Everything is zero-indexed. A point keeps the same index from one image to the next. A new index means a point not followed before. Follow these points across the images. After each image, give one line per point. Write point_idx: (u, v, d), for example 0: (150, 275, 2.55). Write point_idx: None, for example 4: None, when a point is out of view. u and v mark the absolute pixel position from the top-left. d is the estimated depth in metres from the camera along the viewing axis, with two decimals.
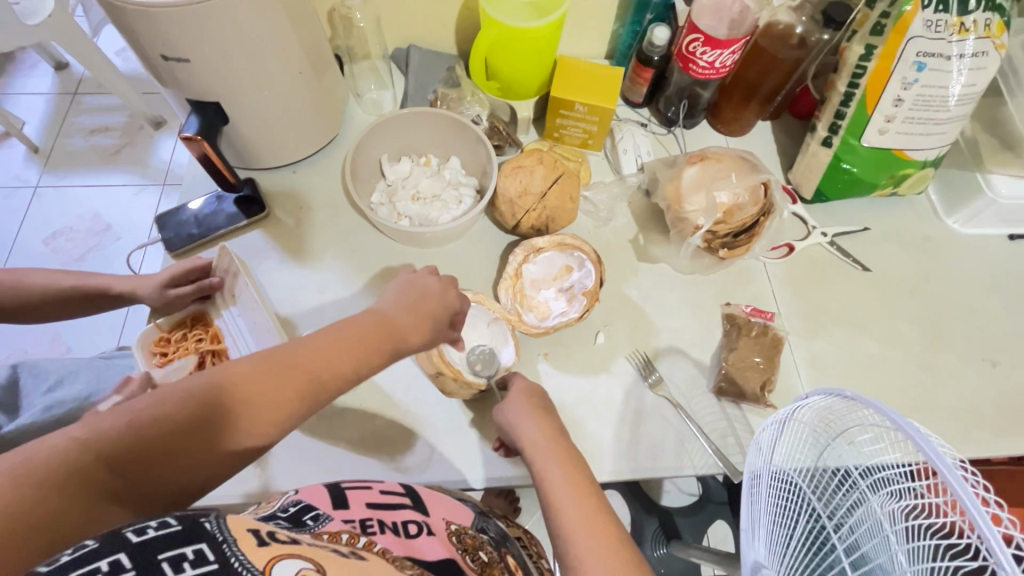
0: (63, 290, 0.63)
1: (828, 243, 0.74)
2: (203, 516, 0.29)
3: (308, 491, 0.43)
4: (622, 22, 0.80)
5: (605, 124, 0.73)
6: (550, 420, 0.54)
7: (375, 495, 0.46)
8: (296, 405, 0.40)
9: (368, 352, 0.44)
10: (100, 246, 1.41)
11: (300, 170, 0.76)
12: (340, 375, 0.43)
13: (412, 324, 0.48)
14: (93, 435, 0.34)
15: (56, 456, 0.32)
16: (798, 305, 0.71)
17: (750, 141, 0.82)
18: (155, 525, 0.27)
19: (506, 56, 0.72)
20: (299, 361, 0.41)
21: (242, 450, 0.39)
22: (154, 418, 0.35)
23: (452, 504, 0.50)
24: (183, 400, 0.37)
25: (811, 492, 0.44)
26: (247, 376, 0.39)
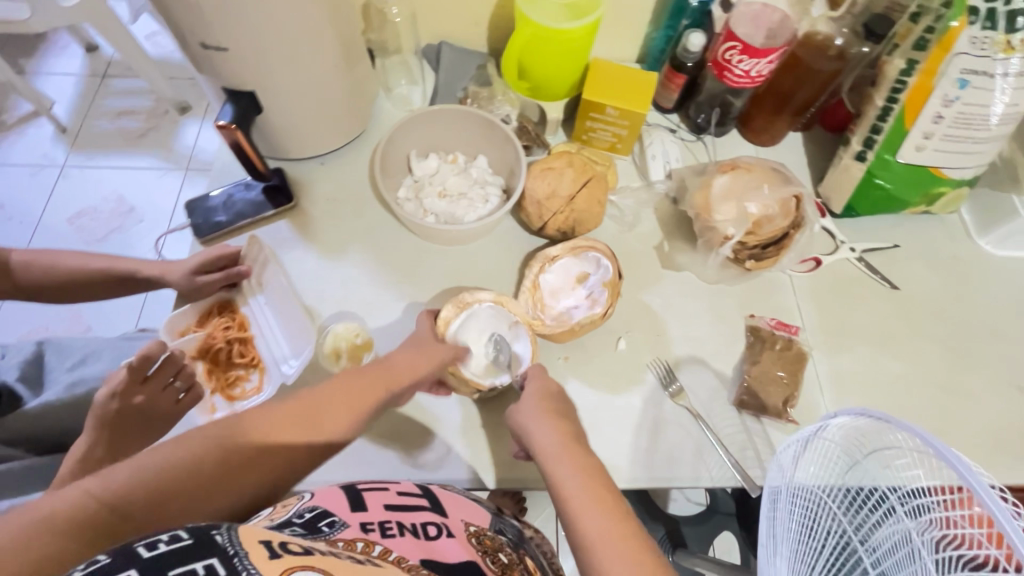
0: (93, 272, 0.64)
1: (856, 259, 0.73)
2: (215, 529, 0.29)
3: (323, 493, 0.42)
4: (655, 26, 0.79)
5: (635, 129, 0.73)
6: (569, 424, 0.54)
7: (393, 496, 0.45)
8: (300, 451, 0.45)
9: (364, 395, 0.50)
10: (122, 227, 1.43)
11: (327, 162, 0.76)
12: (343, 428, 0.48)
13: (399, 364, 0.54)
14: (122, 472, 0.37)
15: (82, 495, 0.35)
16: (823, 321, 0.70)
17: (781, 152, 0.81)
18: (165, 539, 0.27)
19: (539, 57, 0.72)
20: (308, 405, 0.46)
21: (245, 498, 0.42)
22: (173, 460, 0.39)
23: (468, 505, 0.50)
24: (205, 447, 0.41)
25: (842, 512, 0.44)
26: (260, 420, 0.44)
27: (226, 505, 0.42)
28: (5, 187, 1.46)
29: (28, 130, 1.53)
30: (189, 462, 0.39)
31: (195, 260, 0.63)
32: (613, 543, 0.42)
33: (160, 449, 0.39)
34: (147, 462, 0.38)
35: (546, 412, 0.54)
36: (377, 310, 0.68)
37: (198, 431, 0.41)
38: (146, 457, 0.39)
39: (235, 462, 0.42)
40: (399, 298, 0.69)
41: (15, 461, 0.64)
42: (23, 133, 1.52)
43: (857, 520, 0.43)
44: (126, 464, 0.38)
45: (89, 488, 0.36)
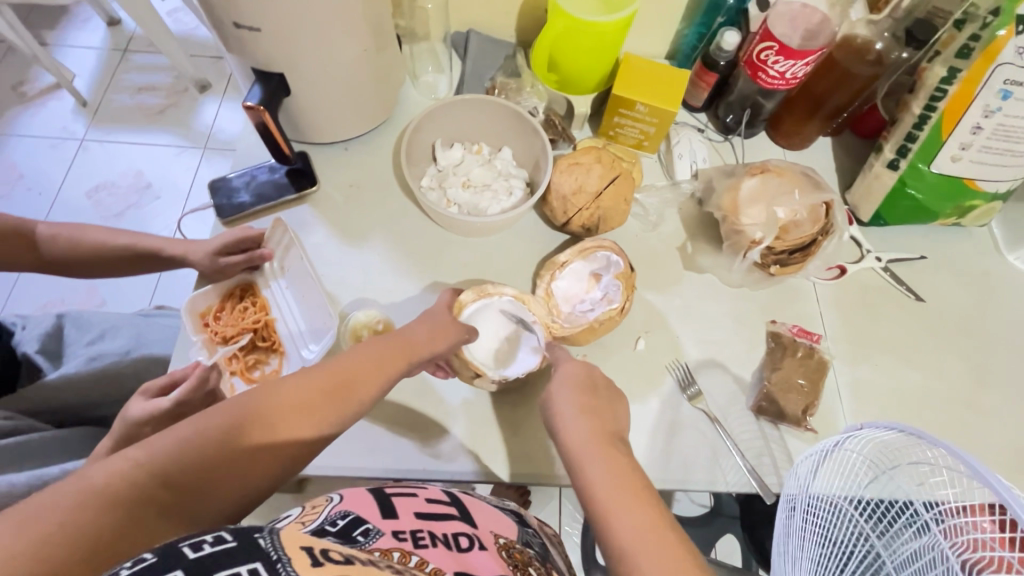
0: (118, 249, 0.64)
1: (881, 268, 0.72)
2: (258, 533, 0.32)
3: (352, 496, 0.43)
4: (688, 23, 0.78)
5: (663, 127, 0.72)
6: (604, 418, 0.52)
7: (421, 503, 0.45)
8: (331, 418, 0.46)
9: (388, 362, 0.51)
10: (139, 203, 1.44)
11: (352, 148, 0.76)
12: (370, 394, 0.49)
13: (415, 334, 0.55)
14: (166, 443, 0.40)
15: (128, 464, 0.38)
16: (846, 330, 0.69)
17: (809, 156, 0.79)
18: (209, 541, 0.31)
19: (571, 50, 0.71)
20: (338, 371, 0.48)
21: (279, 468, 0.44)
22: (211, 430, 0.41)
23: (495, 516, 0.50)
24: (241, 417, 0.42)
25: (859, 518, 0.44)
26: (289, 389, 0.45)
27: (267, 477, 0.44)
28: (25, 158, 1.47)
29: (49, 102, 1.53)
30: (226, 434, 0.41)
31: (219, 240, 0.63)
32: (636, 532, 0.42)
33: (200, 418, 0.42)
34: (188, 430, 0.41)
35: (577, 395, 0.53)
36: (397, 299, 0.68)
37: (233, 402, 0.43)
38: (187, 427, 0.41)
39: (271, 431, 0.43)
40: (419, 288, 0.68)
41: (34, 431, 0.65)
42: (44, 104, 1.53)
43: (880, 528, 0.42)
44: (172, 434, 0.40)
45: (134, 457, 0.38)
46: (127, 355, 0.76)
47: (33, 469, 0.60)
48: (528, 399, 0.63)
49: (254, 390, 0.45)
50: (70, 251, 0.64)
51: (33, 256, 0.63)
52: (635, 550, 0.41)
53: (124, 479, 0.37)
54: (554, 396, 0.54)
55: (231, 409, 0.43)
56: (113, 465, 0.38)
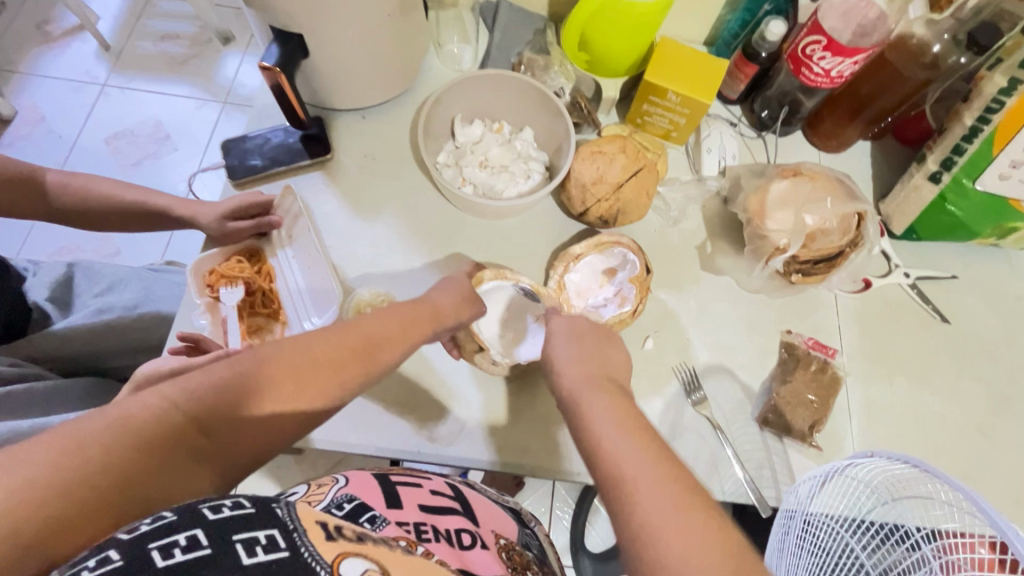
0: (129, 204, 0.64)
1: (908, 285, 0.69)
2: (274, 501, 0.34)
3: (359, 482, 0.45)
4: (731, 8, 0.73)
5: (694, 118, 0.68)
6: (598, 364, 0.50)
7: (427, 494, 0.48)
8: (359, 373, 0.47)
9: (417, 326, 0.53)
10: (157, 153, 1.43)
11: (369, 117, 0.74)
12: (396, 354, 0.51)
13: (440, 301, 0.56)
14: (199, 381, 0.40)
15: (165, 402, 0.38)
16: (864, 346, 0.66)
17: (845, 160, 0.75)
18: (230, 505, 0.32)
19: (604, 29, 0.67)
20: (369, 327, 0.49)
21: (303, 420, 0.45)
22: (243, 371, 0.42)
23: (498, 518, 0.53)
24: (266, 359, 0.43)
25: (846, 535, 0.45)
26: (322, 342, 0.46)
27: (290, 427, 0.44)
28: (48, 99, 1.46)
29: (73, 44, 1.52)
30: (256, 386, 0.42)
31: (229, 204, 0.62)
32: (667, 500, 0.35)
33: (231, 361, 0.42)
34: (223, 371, 0.41)
35: None
36: (403, 280, 0.66)
37: (269, 348, 0.44)
38: (223, 369, 0.41)
39: (303, 379, 0.44)
40: (428, 268, 0.67)
41: (38, 380, 0.65)
42: (68, 46, 1.51)
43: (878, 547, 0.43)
44: (207, 372, 0.41)
45: (170, 396, 0.39)
46: (134, 310, 0.76)
47: (36, 417, 0.61)
48: (529, 389, 0.62)
49: (288, 341, 0.45)
50: (81, 202, 0.63)
51: (45, 205, 0.63)
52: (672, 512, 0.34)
53: (159, 418, 0.38)
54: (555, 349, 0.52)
55: (268, 354, 0.43)
56: (150, 402, 0.38)
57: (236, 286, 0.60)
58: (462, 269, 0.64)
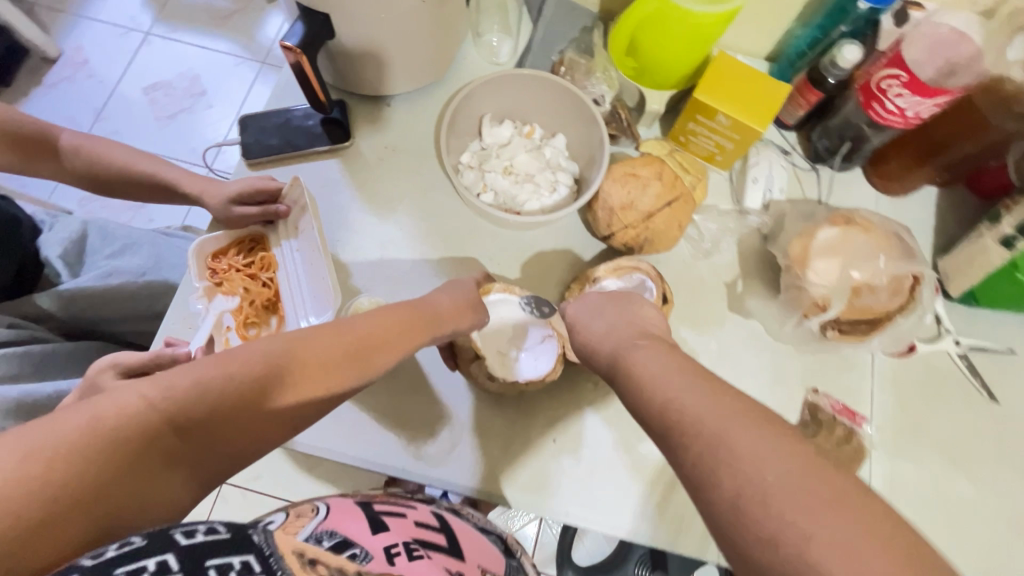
0: (140, 175, 0.62)
1: (956, 353, 0.63)
2: (250, 529, 0.32)
3: (336, 514, 0.40)
4: (802, 23, 0.66)
5: (744, 144, 0.62)
6: (618, 332, 0.45)
7: (412, 526, 0.45)
8: (348, 382, 0.40)
9: (415, 330, 0.46)
10: (191, 109, 1.42)
11: (395, 105, 0.69)
12: (391, 360, 0.44)
13: (439, 303, 0.50)
14: (181, 381, 0.32)
15: (140, 401, 0.31)
16: (897, 417, 0.61)
17: (906, 207, 0.68)
18: (202, 531, 0.29)
19: (657, 36, 0.61)
20: (364, 329, 0.42)
21: (285, 430, 0.38)
22: (232, 375, 0.34)
23: (485, 550, 0.51)
24: (261, 355, 0.36)
25: None
26: (313, 344, 0.38)
27: (273, 438, 0.37)
28: (92, 43, 1.46)
29: None
30: (248, 389, 0.34)
31: (235, 187, 0.59)
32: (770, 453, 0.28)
33: (218, 359, 0.34)
34: (206, 371, 0.33)
35: None
36: (406, 282, 0.63)
37: (258, 347, 0.36)
38: (208, 367, 0.33)
39: (291, 386, 0.37)
40: (436, 274, 0.63)
41: (41, 343, 0.66)
42: None
43: None
44: (190, 371, 0.33)
45: (148, 395, 0.31)
46: (141, 277, 0.75)
47: (35, 382, 0.62)
48: (525, 418, 0.59)
49: (273, 337, 0.37)
50: (90, 168, 0.61)
51: (57, 167, 0.61)
52: (771, 474, 0.28)
53: (138, 416, 0.30)
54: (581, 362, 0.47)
55: (253, 356, 0.35)
56: (127, 399, 0.31)
57: (231, 295, 0.58)
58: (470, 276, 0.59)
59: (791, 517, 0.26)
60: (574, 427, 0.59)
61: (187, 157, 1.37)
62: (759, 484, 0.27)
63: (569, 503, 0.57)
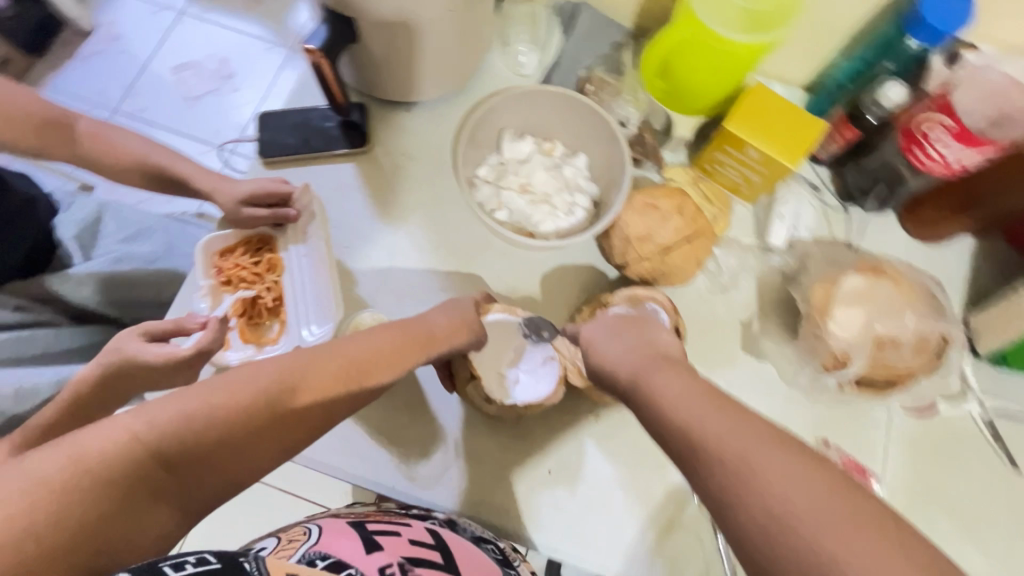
0: (154, 168, 0.61)
1: (980, 416, 0.60)
2: (242, 556, 0.30)
3: (330, 531, 0.44)
4: (846, 55, 0.62)
5: (773, 179, 0.59)
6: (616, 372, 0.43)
7: (406, 546, 0.45)
8: (339, 406, 0.39)
9: (410, 351, 0.44)
10: (218, 90, 1.38)
11: (415, 112, 0.67)
12: (383, 383, 0.43)
13: (435, 321, 0.47)
14: (166, 413, 0.33)
15: (127, 435, 0.31)
16: (909, 477, 0.58)
17: (939, 256, 0.65)
18: (193, 562, 0.28)
19: (690, 61, 0.59)
20: (357, 350, 0.41)
21: (277, 457, 0.37)
22: (218, 404, 0.34)
23: (483, 564, 0.48)
24: (249, 385, 0.35)
25: None
26: (301, 368, 0.38)
27: (264, 466, 0.37)
28: (123, 17, 1.41)
29: None
30: (234, 417, 0.34)
31: (247, 188, 0.59)
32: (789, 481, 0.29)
33: (204, 390, 0.34)
34: (189, 404, 0.33)
35: None
36: (411, 295, 0.62)
37: (242, 377, 0.36)
38: (194, 399, 0.34)
39: (275, 415, 0.36)
40: (443, 289, 0.62)
41: (46, 327, 0.67)
42: None
43: None
44: (173, 404, 0.33)
45: (135, 429, 0.32)
46: (152, 264, 0.76)
47: (35, 368, 0.64)
48: (521, 446, 0.58)
49: (255, 365, 0.37)
50: (105, 158, 0.61)
51: (71, 151, 0.60)
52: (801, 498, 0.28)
53: (119, 451, 0.31)
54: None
55: (237, 386, 0.35)
56: (110, 434, 0.31)
57: (249, 287, 0.58)
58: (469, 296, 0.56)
59: (818, 538, 0.27)
60: (570, 459, 0.57)
61: (209, 140, 1.34)
62: (790, 513, 0.28)
63: (558, 538, 0.55)
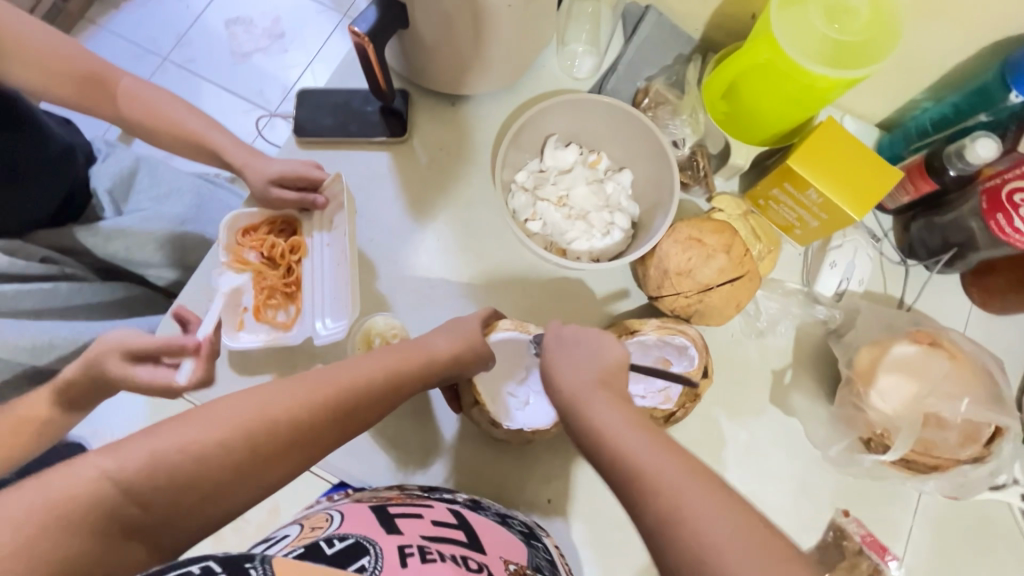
0: (188, 135, 0.60)
1: (1019, 508, 0.55)
2: (248, 560, 0.28)
3: (352, 517, 0.39)
4: (935, 97, 0.57)
5: (832, 226, 0.55)
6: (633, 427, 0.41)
7: (427, 526, 0.39)
8: (325, 438, 0.41)
9: (403, 379, 0.45)
10: (268, 50, 1.36)
11: (458, 105, 0.64)
12: (372, 414, 0.44)
13: (436, 345, 0.48)
14: (142, 453, 0.34)
15: (101, 477, 0.32)
16: (930, 561, 0.54)
17: (1002, 328, 0.59)
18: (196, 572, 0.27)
19: (760, 86, 0.54)
20: (348, 378, 0.42)
21: (262, 489, 0.39)
22: (198, 441, 0.35)
23: (509, 540, 0.43)
24: (229, 424, 0.37)
25: None
26: (287, 402, 0.39)
27: (250, 497, 0.38)
28: None
29: None
30: (212, 452, 0.36)
31: (279, 168, 0.58)
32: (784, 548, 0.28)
33: (184, 428, 0.36)
34: (167, 442, 0.35)
35: None
36: (431, 298, 0.60)
37: (226, 413, 0.37)
38: (172, 438, 0.35)
39: (259, 446, 0.38)
40: (463, 296, 0.60)
41: (68, 280, 0.68)
42: None
43: None
44: (150, 444, 0.34)
45: (110, 470, 0.33)
46: (179, 226, 0.74)
47: (51, 321, 0.64)
48: (523, 469, 0.56)
49: (240, 395, 0.39)
50: (141, 120, 0.60)
51: (110, 110, 0.60)
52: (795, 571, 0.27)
53: (93, 493, 0.32)
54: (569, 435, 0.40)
55: (219, 418, 0.37)
56: (85, 474, 0.32)
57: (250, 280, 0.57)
58: (477, 313, 0.54)
59: None
60: (574, 491, 0.55)
61: (253, 101, 1.33)
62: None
63: None
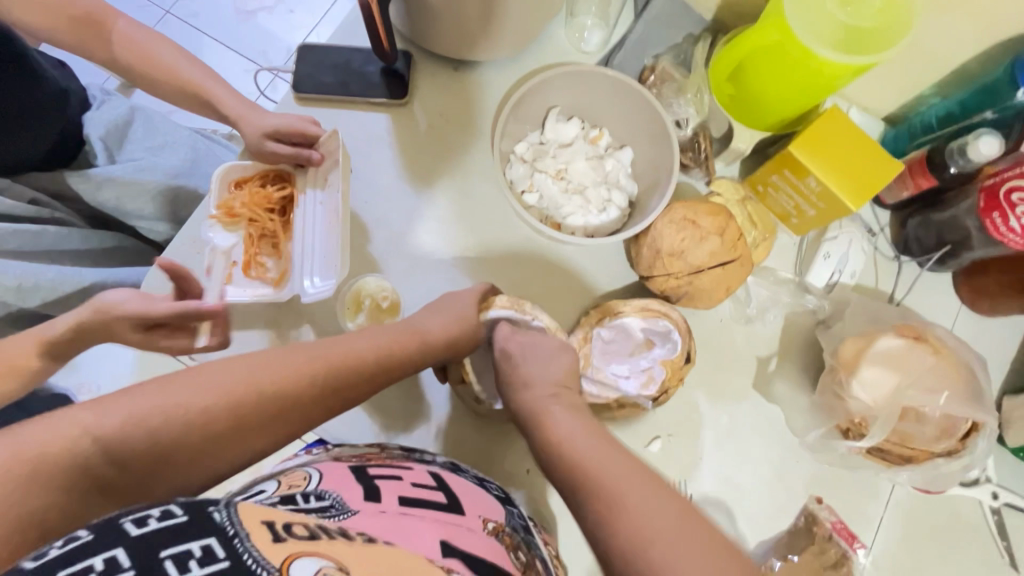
0: (185, 83, 0.59)
1: (989, 506, 0.56)
2: (212, 505, 0.27)
3: (330, 476, 0.39)
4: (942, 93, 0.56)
5: (828, 215, 0.54)
6: None
7: (405, 487, 0.39)
8: (310, 409, 0.41)
9: (396, 361, 0.45)
10: (272, 9, 1.33)
11: (462, 71, 0.63)
12: (359, 395, 0.44)
13: (431, 327, 0.48)
14: (118, 416, 0.34)
15: (79, 433, 0.32)
16: (898, 550, 0.55)
17: (989, 329, 0.60)
18: (157, 516, 0.25)
19: (767, 69, 0.53)
20: (338, 354, 0.42)
21: (243, 454, 0.39)
22: (180, 407, 0.35)
23: (484, 499, 0.43)
24: (213, 395, 0.37)
25: None
26: (273, 372, 0.39)
27: (231, 461, 0.39)
28: None
29: None
30: (191, 418, 0.35)
31: (274, 122, 0.57)
32: None
33: (164, 393, 0.35)
34: (145, 406, 0.34)
35: None
36: (424, 268, 0.60)
37: (209, 380, 0.37)
38: (148, 402, 0.35)
39: (243, 414, 0.37)
40: (454, 264, 0.60)
41: (55, 224, 0.67)
42: None
43: None
44: (127, 407, 0.34)
45: (89, 427, 0.33)
46: (172, 180, 0.72)
47: (38, 263, 0.64)
48: (504, 437, 0.56)
49: (221, 364, 0.38)
50: (137, 64, 0.59)
51: (106, 52, 0.59)
52: None
53: (71, 440, 0.32)
54: (558, 421, 0.43)
55: (200, 387, 0.36)
56: (62, 431, 0.32)
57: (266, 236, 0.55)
58: (475, 286, 0.53)
59: None
60: None
61: (254, 61, 1.30)
62: None
63: None
